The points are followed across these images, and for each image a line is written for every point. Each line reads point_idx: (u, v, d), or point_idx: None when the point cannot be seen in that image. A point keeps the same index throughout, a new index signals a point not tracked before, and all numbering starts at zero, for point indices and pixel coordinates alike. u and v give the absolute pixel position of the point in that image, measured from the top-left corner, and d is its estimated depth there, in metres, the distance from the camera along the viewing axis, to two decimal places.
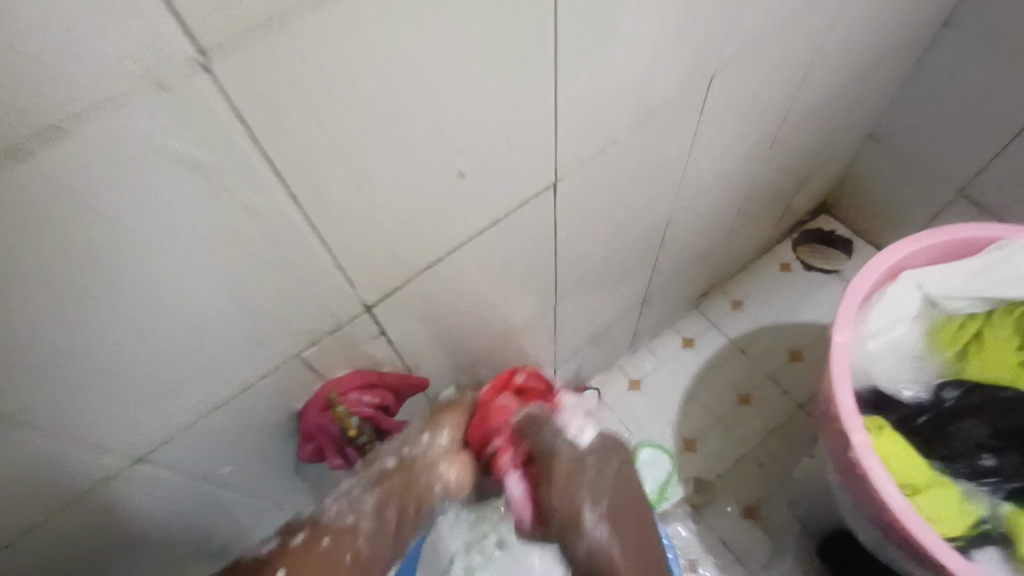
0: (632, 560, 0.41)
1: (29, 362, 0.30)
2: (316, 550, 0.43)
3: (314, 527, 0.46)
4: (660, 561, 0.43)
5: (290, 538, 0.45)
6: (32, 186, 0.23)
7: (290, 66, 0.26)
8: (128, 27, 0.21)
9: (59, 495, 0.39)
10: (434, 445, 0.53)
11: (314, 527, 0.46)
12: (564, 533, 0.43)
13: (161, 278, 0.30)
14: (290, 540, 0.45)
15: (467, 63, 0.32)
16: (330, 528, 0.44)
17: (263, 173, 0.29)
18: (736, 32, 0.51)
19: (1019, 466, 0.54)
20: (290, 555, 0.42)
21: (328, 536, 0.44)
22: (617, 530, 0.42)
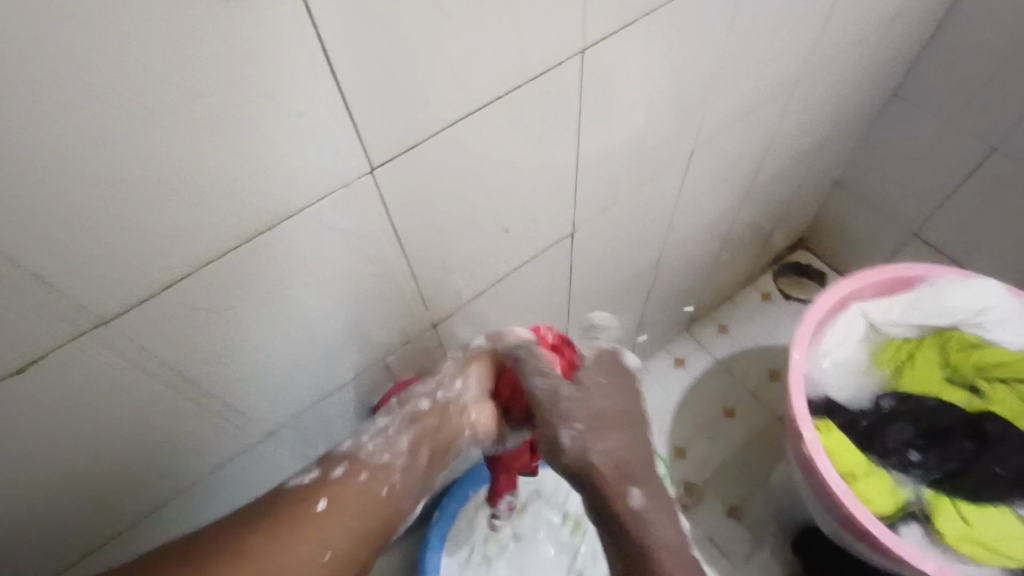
0: (605, 458, 0.55)
1: (230, 355, 0.45)
2: (354, 484, 0.54)
3: (349, 459, 0.56)
4: (639, 452, 0.56)
5: (328, 469, 0.55)
6: (268, 244, 0.40)
7: (416, 170, 0.42)
8: (339, 158, 0.38)
9: (210, 459, 0.55)
10: (466, 393, 0.61)
11: (350, 461, 0.56)
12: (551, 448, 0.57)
13: (315, 300, 0.46)
14: (328, 470, 0.55)
15: (516, 158, 0.49)
16: (370, 463, 0.56)
17: (384, 232, 0.45)
18: (711, 118, 0.66)
19: (939, 460, 0.69)
20: (331, 485, 0.54)
21: (363, 472, 0.55)
22: (591, 436, 0.55)
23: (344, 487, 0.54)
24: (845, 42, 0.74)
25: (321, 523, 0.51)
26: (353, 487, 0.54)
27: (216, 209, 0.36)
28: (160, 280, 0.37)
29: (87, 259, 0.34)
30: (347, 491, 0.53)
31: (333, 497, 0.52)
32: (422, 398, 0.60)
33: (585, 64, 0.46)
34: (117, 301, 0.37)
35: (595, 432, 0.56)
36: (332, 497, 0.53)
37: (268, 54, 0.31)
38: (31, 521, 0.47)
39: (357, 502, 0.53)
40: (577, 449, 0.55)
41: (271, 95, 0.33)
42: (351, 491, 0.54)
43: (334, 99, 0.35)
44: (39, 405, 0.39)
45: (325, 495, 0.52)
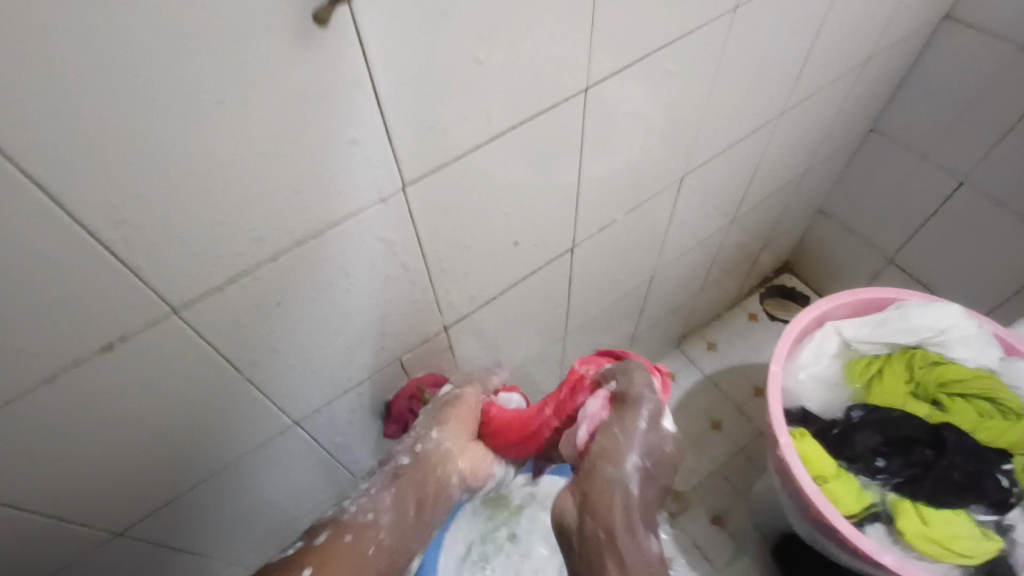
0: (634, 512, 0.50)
1: (274, 350, 0.51)
2: (343, 546, 0.59)
3: (334, 526, 0.62)
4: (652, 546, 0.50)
5: (315, 537, 0.61)
6: (314, 251, 0.46)
7: (439, 187, 0.49)
8: (380, 178, 0.45)
9: (240, 447, 0.59)
10: (444, 440, 0.65)
11: (335, 526, 0.62)
12: (594, 463, 0.54)
13: (349, 301, 0.53)
14: (314, 540, 0.61)
15: (524, 179, 0.55)
16: (353, 525, 0.61)
17: (410, 241, 0.52)
18: (699, 149, 0.73)
19: (901, 466, 0.76)
20: (316, 552, 0.59)
21: (348, 533, 0.60)
22: (638, 485, 0.52)
23: (335, 551, 0.59)
24: (824, 84, 0.82)
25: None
26: (342, 547, 0.59)
27: (275, 217, 0.42)
28: (222, 279, 0.43)
29: (164, 259, 0.39)
30: (334, 557, 0.58)
31: (320, 564, 0.57)
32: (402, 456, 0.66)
33: (589, 100, 0.53)
34: (183, 295, 0.42)
35: (642, 487, 0.52)
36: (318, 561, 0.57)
37: (332, 92, 0.37)
38: (80, 498, 0.51)
39: (345, 560, 0.58)
40: (620, 482, 0.52)
41: (330, 124, 0.39)
42: (339, 552, 0.59)
43: (379, 127, 0.41)
44: (104, 386, 0.44)
45: (311, 561, 0.58)
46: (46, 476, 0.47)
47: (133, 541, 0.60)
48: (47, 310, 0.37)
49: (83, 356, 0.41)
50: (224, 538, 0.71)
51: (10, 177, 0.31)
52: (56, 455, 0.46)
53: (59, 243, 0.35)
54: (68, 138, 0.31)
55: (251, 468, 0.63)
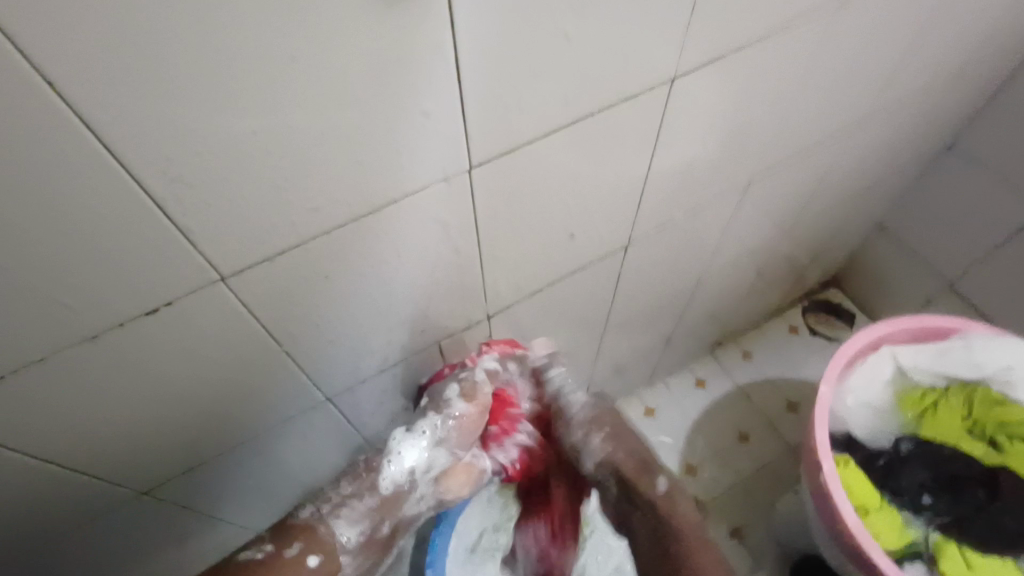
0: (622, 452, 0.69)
1: (320, 324, 0.50)
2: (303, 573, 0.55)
3: (307, 537, 0.56)
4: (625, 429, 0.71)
5: (282, 545, 0.55)
6: (370, 226, 0.43)
7: (505, 169, 0.46)
8: (447, 158, 0.42)
9: (270, 419, 0.58)
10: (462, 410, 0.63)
11: (307, 536, 0.56)
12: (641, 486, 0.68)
13: (395, 282, 0.50)
14: (283, 547, 0.55)
15: (590, 170, 0.52)
16: (327, 543, 0.57)
17: (466, 225, 0.49)
18: (767, 155, 0.69)
19: (949, 504, 0.76)
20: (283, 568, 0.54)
21: (315, 554, 0.56)
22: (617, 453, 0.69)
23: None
24: (910, 94, 0.76)
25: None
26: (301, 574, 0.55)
27: (335, 189, 0.39)
28: (274, 250, 0.41)
29: (218, 226, 0.37)
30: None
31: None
32: (350, 525, 0.58)
33: (672, 91, 0.50)
34: (232, 264, 0.40)
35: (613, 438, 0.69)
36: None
37: (410, 62, 0.35)
38: (108, 456, 0.50)
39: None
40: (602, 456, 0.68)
41: (404, 98, 0.36)
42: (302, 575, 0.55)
43: (454, 103, 0.38)
44: (145, 348, 0.42)
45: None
46: (81, 432, 0.46)
47: (158, 500, 0.60)
48: (96, 272, 0.36)
49: (128, 318, 0.40)
50: (243, 506, 0.70)
51: (68, 124, 0.29)
52: (92, 412, 0.45)
53: (113, 198, 0.33)
54: (133, 90, 0.29)
55: (278, 439, 0.62)
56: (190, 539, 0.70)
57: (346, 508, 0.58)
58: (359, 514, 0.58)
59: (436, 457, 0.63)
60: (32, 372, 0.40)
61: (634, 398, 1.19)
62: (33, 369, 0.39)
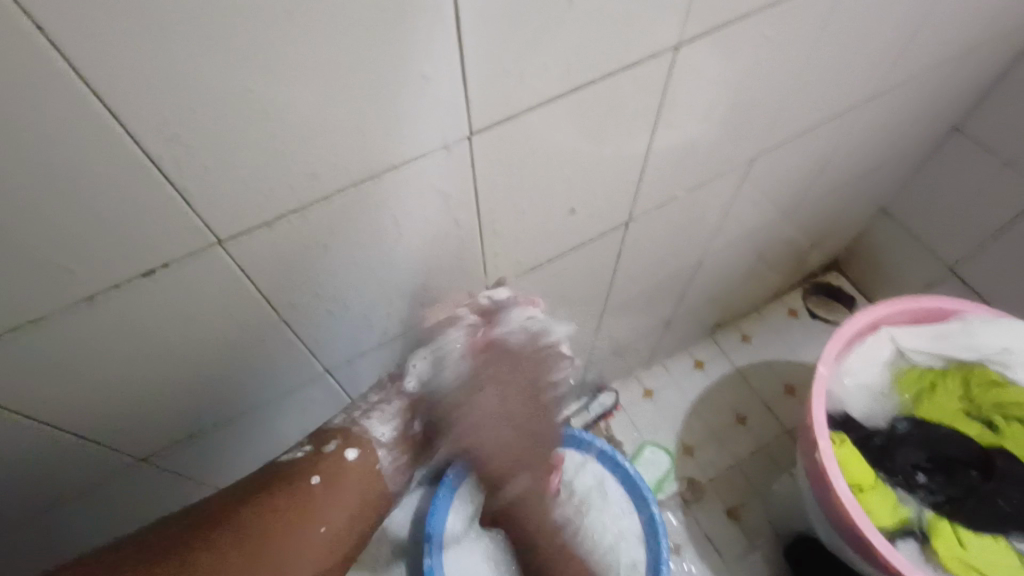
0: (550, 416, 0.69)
1: (320, 293, 0.50)
2: (346, 468, 0.56)
3: (343, 435, 0.57)
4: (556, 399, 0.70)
5: (321, 443, 0.56)
6: (370, 195, 0.43)
7: (505, 138, 0.46)
8: (449, 125, 0.42)
9: (269, 389, 0.58)
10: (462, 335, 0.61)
11: (345, 435, 0.57)
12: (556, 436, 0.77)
13: (394, 252, 0.50)
14: (322, 445, 0.56)
15: (593, 142, 0.52)
16: (366, 439, 0.57)
17: (466, 196, 0.49)
18: (770, 134, 0.69)
19: (942, 483, 0.77)
20: (325, 463, 0.55)
21: (354, 448, 0.57)
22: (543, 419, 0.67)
23: (343, 472, 0.55)
24: (918, 72, 0.75)
25: (320, 500, 0.54)
26: (344, 465, 0.56)
27: (334, 153, 0.39)
28: (272, 215, 0.41)
29: (216, 188, 0.37)
30: (339, 473, 0.55)
31: (327, 475, 0.55)
32: (384, 423, 0.59)
33: (676, 62, 0.49)
34: (230, 228, 0.40)
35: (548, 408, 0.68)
36: (328, 476, 0.55)
37: (410, 22, 0.34)
38: (108, 421, 0.51)
39: (346, 484, 0.56)
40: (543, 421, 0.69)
41: (404, 61, 0.36)
42: (348, 471, 0.56)
43: (454, 66, 0.38)
44: (143, 313, 0.43)
45: (320, 471, 0.55)
46: (81, 396, 0.47)
47: (158, 467, 0.60)
48: (94, 233, 0.36)
49: (126, 280, 0.40)
50: (243, 477, 0.71)
51: (64, 76, 0.28)
52: (91, 376, 0.45)
53: (110, 156, 0.32)
54: (126, 44, 0.28)
55: (277, 410, 0.62)
56: (189, 508, 0.71)
57: (379, 406, 0.59)
58: (393, 413, 0.59)
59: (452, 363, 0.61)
60: (29, 333, 0.40)
61: (633, 379, 1.19)
62: (33, 331, 0.40)
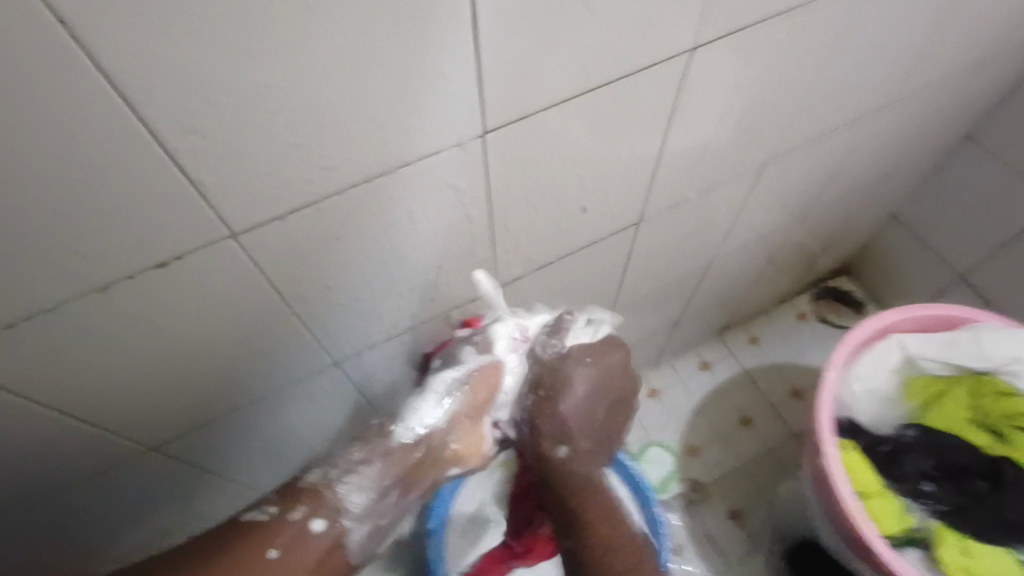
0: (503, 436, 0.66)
1: (332, 286, 0.50)
2: (308, 539, 0.51)
3: (313, 501, 0.52)
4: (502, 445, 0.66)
5: (285, 508, 0.52)
6: (383, 190, 0.44)
7: (518, 136, 0.46)
8: (462, 122, 0.42)
9: (279, 380, 0.59)
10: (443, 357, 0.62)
11: (312, 501, 0.52)
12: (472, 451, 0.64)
13: (405, 248, 0.50)
14: (287, 510, 0.51)
15: (605, 143, 0.52)
16: (335, 509, 0.52)
17: (478, 193, 0.49)
18: (785, 139, 0.68)
19: (949, 493, 0.77)
20: (287, 531, 0.51)
21: (319, 519, 0.52)
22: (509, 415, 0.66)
23: (303, 544, 0.51)
24: (934, 79, 0.74)
25: (275, 572, 0.50)
26: (308, 537, 0.51)
27: (349, 147, 0.39)
28: (287, 208, 0.41)
29: (232, 180, 0.37)
30: (297, 542, 0.51)
31: (287, 545, 0.50)
32: (359, 490, 0.53)
33: (692, 63, 0.49)
34: (242, 221, 0.40)
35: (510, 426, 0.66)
36: (286, 543, 0.50)
37: (427, 18, 0.34)
38: (120, 408, 0.51)
39: (305, 556, 0.51)
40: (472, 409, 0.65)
41: (420, 58, 0.36)
42: (303, 544, 0.51)
43: (470, 63, 0.38)
44: (156, 305, 0.43)
45: (279, 542, 0.50)
46: (94, 383, 0.47)
47: (167, 456, 0.61)
48: (114, 222, 0.36)
49: (140, 270, 0.40)
50: (251, 466, 0.72)
51: (84, 68, 0.29)
52: (103, 365, 0.46)
53: (129, 148, 0.33)
54: (141, 34, 0.28)
55: (287, 401, 0.63)
56: (197, 496, 0.72)
57: (354, 471, 0.53)
58: (368, 479, 0.54)
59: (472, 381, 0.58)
60: (44, 320, 0.40)
61: (638, 379, 1.19)
62: (48, 317, 0.40)
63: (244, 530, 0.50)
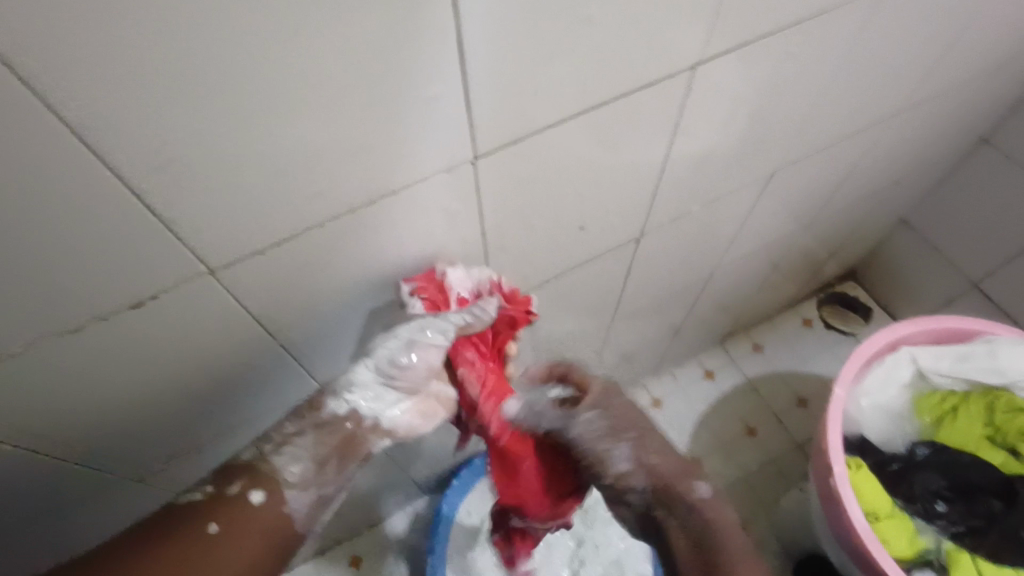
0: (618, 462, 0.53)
1: (319, 315, 0.48)
2: (248, 512, 0.48)
3: (250, 474, 0.48)
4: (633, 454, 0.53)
5: (224, 484, 0.48)
6: (369, 218, 0.41)
7: (511, 159, 0.43)
8: (451, 148, 0.39)
9: (268, 407, 0.57)
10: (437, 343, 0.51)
11: (251, 475, 0.48)
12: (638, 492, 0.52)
13: (394, 274, 0.48)
14: (225, 486, 0.48)
15: (602, 161, 0.49)
16: (275, 481, 0.48)
17: (472, 217, 0.47)
18: (791, 149, 0.66)
19: (963, 513, 0.74)
20: (225, 506, 0.47)
21: (259, 489, 0.48)
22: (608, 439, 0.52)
23: (245, 518, 0.47)
24: (944, 84, 0.72)
25: (218, 548, 0.46)
26: (247, 511, 0.48)
27: (330, 177, 0.37)
28: (268, 241, 0.39)
29: (205, 216, 0.35)
30: (240, 514, 0.47)
31: (227, 520, 0.47)
32: (296, 461, 0.49)
33: (695, 79, 0.47)
34: (218, 256, 0.38)
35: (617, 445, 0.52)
36: (228, 519, 0.47)
37: (409, 42, 0.32)
38: (101, 444, 0.49)
39: (250, 528, 0.48)
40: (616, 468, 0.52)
41: (403, 83, 0.34)
42: (249, 515, 0.47)
43: (459, 87, 0.36)
44: (129, 342, 0.41)
45: (219, 517, 0.47)
46: (72, 422, 0.45)
47: (155, 485, 0.59)
48: (82, 264, 0.34)
49: (113, 310, 0.38)
50: None
51: (35, 111, 0.26)
52: (78, 402, 0.44)
53: (90, 189, 0.31)
54: (95, 70, 0.26)
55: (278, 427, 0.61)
56: None
57: (293, 443, 0.49)
58: (305, 451, 0.49)
59: (413, 371, 0.51)
60: (9, 362, 0.38)
61: (640, 388, 1.17)
62: (17, 360, 0.38)
63: (182, 514, 0.47)
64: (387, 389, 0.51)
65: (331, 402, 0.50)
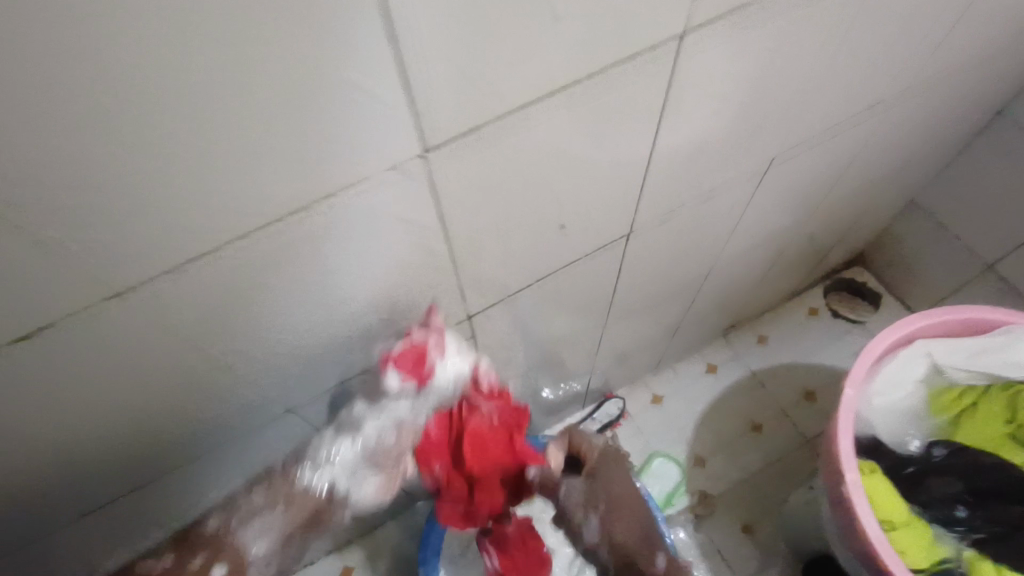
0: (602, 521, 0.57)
1: (264, 335, 0.43)
2: None
3: (214, 546, 0.45)
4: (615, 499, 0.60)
5: (184, 556, 0.44)
6: (307, 228, 0.35)
7: (471, 154, 0.38)
8: (395, 142, 0.34)
9: (222, 433, 0.52)
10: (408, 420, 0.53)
11: (214, 547, 0.45)
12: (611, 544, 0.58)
13: (347, 287, 0.43)
14: (186, 558, 0.44)
15: (580, 152, 0.43)
16: (242, 556, 0.45)
17: (433, 220, 0.41)
18: (793, 131, 0.60)
19: (986, 520, 0.70)
20: None
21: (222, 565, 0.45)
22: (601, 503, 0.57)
23: None
24: (961, 53, 0.65)
25: None
26: None
27: (248, 182, 0.31)
28: (183, 257, 0.33)
29: (97, 231, 0.29)
30: None
31: None
32: (262, 536, 0.46)
33: (681, 54, 0.40)
34: (124, 278, 0.32)
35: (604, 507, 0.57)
36: None
37: (320, 15, 0.26)
38: (29, 485, 0.44)
39: None
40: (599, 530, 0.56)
41: (321, 67, 0.28)
42: None
43: (394, 69, 0.30)
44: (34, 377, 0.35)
45: None
46: None
47: (107, 520, 0.54)
48: None
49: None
50: None
51: None
52: None
53: None
54: None
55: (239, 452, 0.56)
56: None
57: (261, 516, 0.46)
58: (274, 525, 0.47)
59: (389, 444, 0.53)
60: None
61: (640, 385, 1.11)
62: None
63: None
64: (360, 462, 0.52)
65: (306, 474, 0.49)
